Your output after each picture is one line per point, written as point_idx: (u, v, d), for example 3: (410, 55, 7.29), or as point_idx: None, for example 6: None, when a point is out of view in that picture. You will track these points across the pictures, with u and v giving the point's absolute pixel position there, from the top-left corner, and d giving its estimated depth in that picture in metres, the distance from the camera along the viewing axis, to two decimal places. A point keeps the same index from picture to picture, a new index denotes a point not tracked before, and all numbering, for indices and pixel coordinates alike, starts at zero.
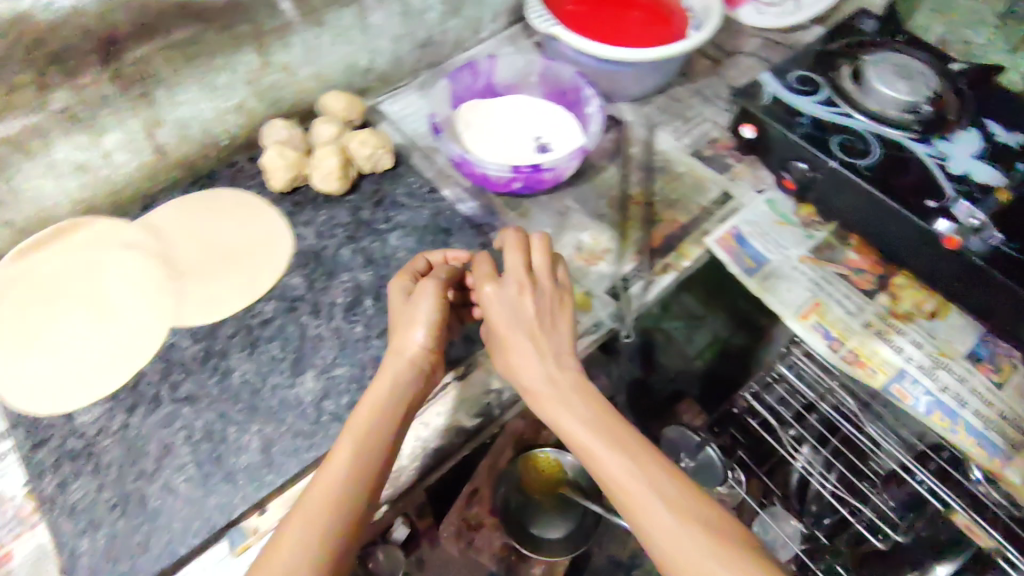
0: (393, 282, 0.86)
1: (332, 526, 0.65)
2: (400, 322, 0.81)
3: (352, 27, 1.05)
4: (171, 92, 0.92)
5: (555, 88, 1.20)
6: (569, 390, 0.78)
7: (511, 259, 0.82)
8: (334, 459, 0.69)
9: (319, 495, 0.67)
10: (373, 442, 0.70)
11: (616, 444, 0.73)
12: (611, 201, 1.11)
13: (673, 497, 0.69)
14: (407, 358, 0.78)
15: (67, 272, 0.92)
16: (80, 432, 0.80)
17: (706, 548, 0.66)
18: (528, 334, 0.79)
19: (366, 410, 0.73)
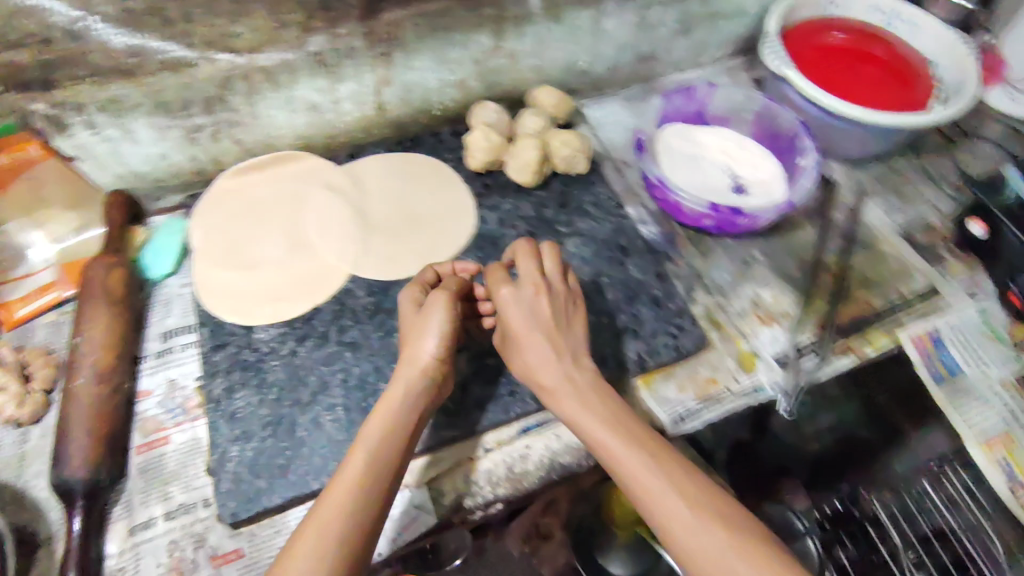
0: (404, 294, 0.80)
1: (346, 535, 0.61)
2: (408, 333, 0.75)
3: (584, 28, 1.05)
4: (408, 56, 0.96)
5: (768, 131, 1.13)
6: (582, 389, 0.73)
7: (526, 266, 0.78)
8: (342, 472, 0.65)
9: (333, 505, 0.62)
10: (383, 457, 0.66)
11: (629, 442, 0.68)
12: (800, 264, 1.03)
13: (694, 493, 0.65)
14: (415, 368, 0.72)
15: (274, 197, 0.99)
16: (254, 346, 0.86)
17: (732, 548, 0.61)
18: (545, 335, 0.75)
19: (380, 422, 0.68)
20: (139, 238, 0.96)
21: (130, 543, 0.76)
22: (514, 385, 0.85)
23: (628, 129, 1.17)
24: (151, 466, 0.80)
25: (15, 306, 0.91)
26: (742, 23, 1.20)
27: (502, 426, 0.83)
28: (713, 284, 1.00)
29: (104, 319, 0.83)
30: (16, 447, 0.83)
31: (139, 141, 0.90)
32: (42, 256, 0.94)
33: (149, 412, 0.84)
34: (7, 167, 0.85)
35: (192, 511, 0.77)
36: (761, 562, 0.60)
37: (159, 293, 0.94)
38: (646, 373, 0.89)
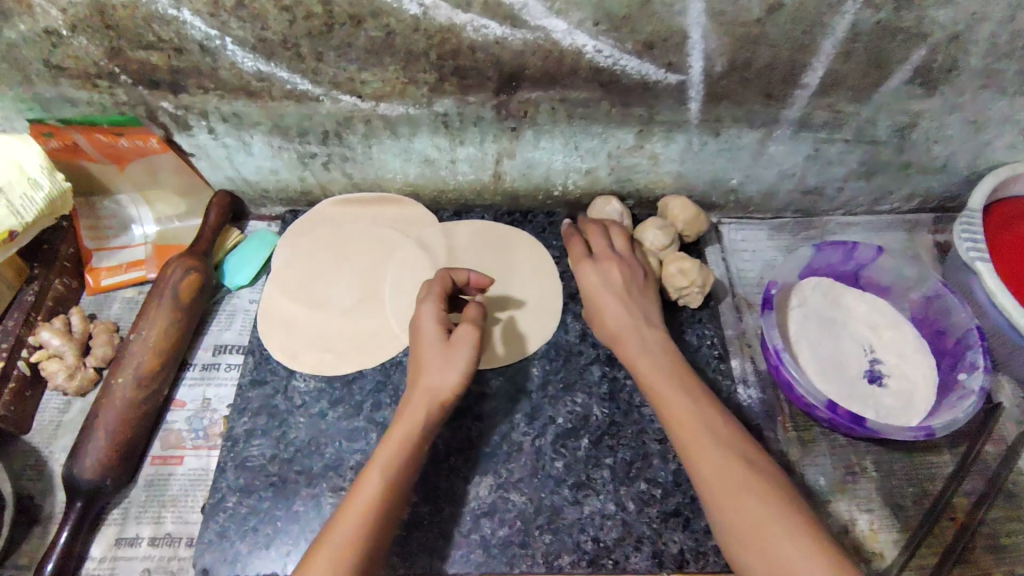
0: (424, 311, 0.75)
1: (364, 553, 0.60)
2: (430, 357, 0.71)
3: (746, 148, 0.92)
4: (537, 135, 0.88)
5: (933, 324, 0.94)
6: (650, 346, 0.76)
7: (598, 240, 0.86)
8: (363, 487, 0.64)
9: (355, 510, 0.62)
10: (400, 474, 0.65)
11: (689, 398, 0.71)
12: (920, 497, 0.85)
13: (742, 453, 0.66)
14: (444, 394, 0.70)
15: (366, 239, 0.95)
16: (288, 394, 0.83)
17: (783, 514, 0.60)
18: (616, 295, 0.80)
19: (403, 433, 0.68)
20: (229, 241, 0.96)
21: (112, 554, 0.76)
22: (529, 537, 0.75)
23: (764, 264, 1.02)
24: (156, 483, 0.80)
25: (102, 274, 0.95)
26: (942, 180, 1.01)
27: (504, 575, 0.74)
28: (803, 485, 0.85)
29: (163, 322, 0.83)
30: (57, 415, 0.86)
31: (253, 154, 0.90)
32: (144, 232, 0.98)
33: (175, 425, 0.84)
34: (130, 151, 0.88)
35: (174, 545, 0.76)
36: (778, 511, 0.60)
37: (228, 303, 0.93)
38: (685, 574, 0.75)
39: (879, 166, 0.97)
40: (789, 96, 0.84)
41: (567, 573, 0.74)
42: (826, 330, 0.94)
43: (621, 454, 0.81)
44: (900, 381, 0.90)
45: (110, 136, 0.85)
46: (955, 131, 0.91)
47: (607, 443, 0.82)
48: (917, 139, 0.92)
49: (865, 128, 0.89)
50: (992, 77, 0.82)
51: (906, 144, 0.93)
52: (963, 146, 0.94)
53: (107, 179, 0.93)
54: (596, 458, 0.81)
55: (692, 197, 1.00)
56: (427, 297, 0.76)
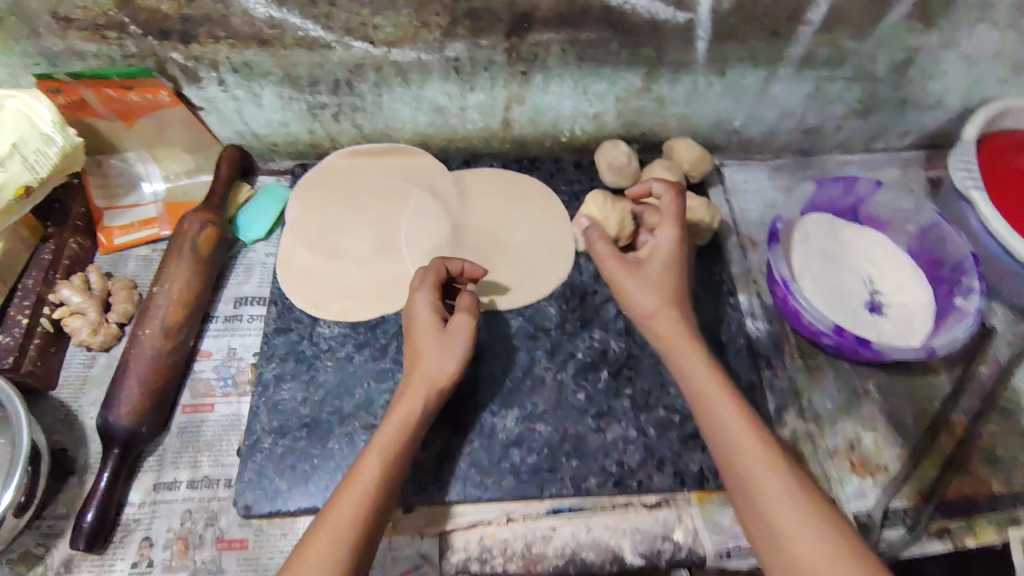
0: (417, 297, 0.77)
1: (363, 534, 0.62)
2: (426, 347, 0.74)
3: (750, 88, 0.94)
4: (547, 80, 0.89)
5: (929, 252, 0.97)
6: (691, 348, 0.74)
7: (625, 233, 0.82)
8: (362, 468, 0.66)
9: (355, 494, 0.64)
10: (398, 459, 0.67)
11: (731, 404, 0.69)
12: (920, 415, 0.90)
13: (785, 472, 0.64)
14: (440, 378, 0.73)
15: (377, 190, 0.96)
16: (314, 340, 0.85)
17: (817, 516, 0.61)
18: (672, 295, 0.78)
19: (401, 419, 0.70)
20: (241, 196, 0.96)
21: (152, 498, 0.78)
22: (557, 464, 0.79)
23: (765, 203, 1.05)
24: (189, 429, 0.82)
25: (116, 233, 0.95)
26: (936, 116, 1.04)
27: (535, 499, 0.78)
28: (811, 409, 0.89)
29: (185, 275, 0.84)
30: (83, 370, 0.87)
31: (263, 106, 0.90)
32: (153, 189, 0.98)
33: (203, 374, 0.85)
34: (139, 106, 0.87)
35: (213, 487, 0.79)
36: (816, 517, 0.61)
37: (244, 256, 0.94)
38: (704, 490, 0.80)
39: (877, 104, 1.00)
40: (793, 33, 0.86)
41: (595, 494, 0.78)
42: (827, 263, 0.97)
43: (640, 385, 0.84)
44: (898, 309, 0.94)
45: (120, 90, 0.84)
46: (951, 66, 0.94)
47: (625, 374, 0.85)
48: (914, 74, 0.95)
49: (865, 64, 0.92)
50: (986, 10, 0.86)
51: (903, 79, 0.96)
52: (958, 81, 0.97)
53: (115, 136, 0.92)
54: (616, 389, 0.84)
55: (697, 139, 1.02)
56: (421, 285, 0.78)
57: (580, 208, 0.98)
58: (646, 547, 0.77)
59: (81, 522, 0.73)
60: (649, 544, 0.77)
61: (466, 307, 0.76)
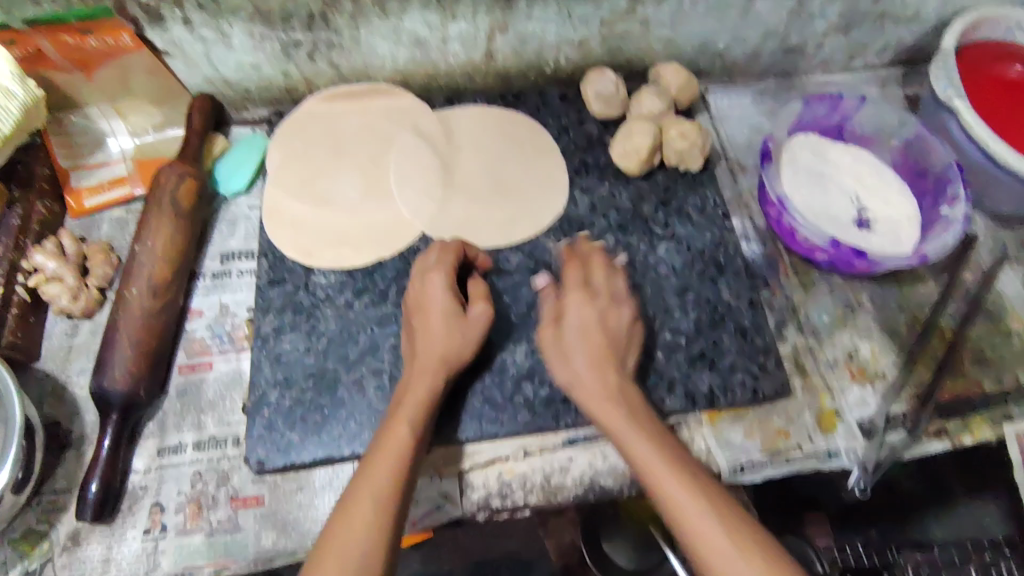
0: (431, 281, 0.74)
1: (398, 511, 0.62)
2: (441, 334, 0.72)
3: (735, 6, 0.93)
4: (531, 5, 0.86)
5: (913, 166, 0.99)
6: (613, 406, 0.69)
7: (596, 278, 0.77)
8: (392, 442, 0.65)
9: (386, 468, 0.63)
10: (422, 436, 0.67)
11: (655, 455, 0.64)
12: (913, 322, 0.92)
13: (725, 509, 0.60)
14: (457, 359, 0.72)
15: (360, 133, 0.92)
16: (311, 290, 0.82)
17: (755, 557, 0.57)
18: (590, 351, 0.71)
19: (421, 399, 0.69)
20: (216, 147, 0.91)
21: (158, 463, 0.76)
22: (571, 395, 0.79)
23: (751, 127, 1.05)
24: (189, 391, 0.79)
25: (85, 195, 0.89)
26: (914, 29, 1.05)
27: (551, 432, 0.79)
28: (809, 324, 0.90)
29: (169, 231, 0.80)
30: (66, 339, 0.83)
31: (232, 47, 0.85)
32: (120, 146, 0.92)
33: (197, 333, 0.82)
34: (100, 53, 0.81)
35: (221, 446, 0.77)
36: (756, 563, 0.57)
37: (226, 211, 0.90)
38: (715, 410, 0.82)
39: (858, 19, 1.00)
40: None
41: None
42: (816, 181, 0.98)
43: (643, 311, 0.85)
44: (887, 222, 0.96)
45: (78, 36, 0.78)
46: None
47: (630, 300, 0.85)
48: None
49: None
50: None
51: None
52: None
53: (74, 90, 0.86)
54: None
55: (681, 64, 1.01)
56: (440, 264, 0.76)
57: (569, 140, 0.96)
58: None
59: (85, 493, 0.71)
60: None
61: (482, 291, 0.76)
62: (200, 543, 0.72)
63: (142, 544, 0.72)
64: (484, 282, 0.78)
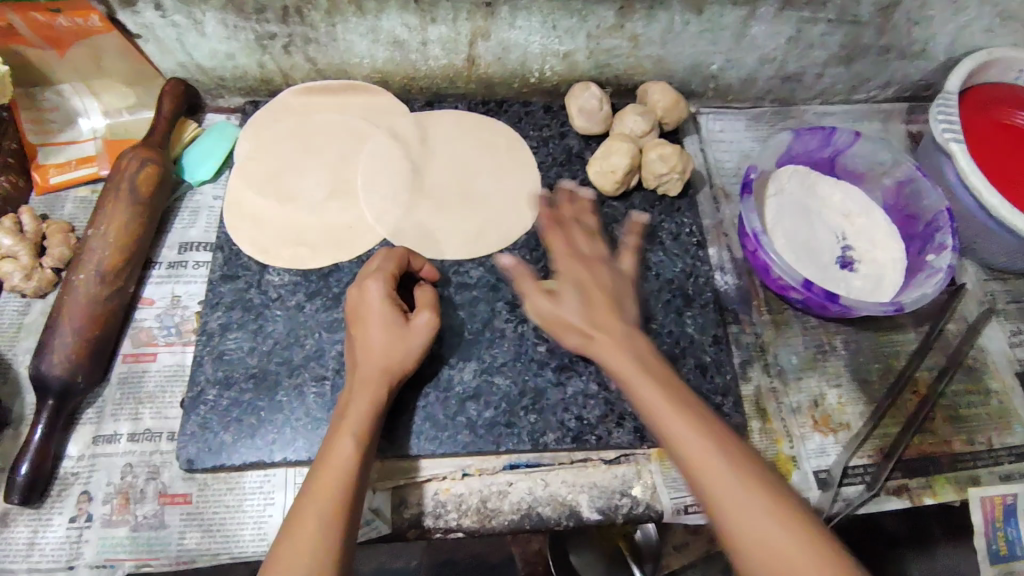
0: (370, 289, 0.73)
1: (346, 526, 0.59)
2: (381, 345, 0.70)
3: (729, 29, 0.89)
4: (513, 13, 0.84)
5: (904, 208, 0.95)
6: (608, 334, 0.70)
7: (568, 240, 0.81)
8: (335, 456, 0.63)
9: (328, 488, 0.60)
10: (368, 448, 0.65)
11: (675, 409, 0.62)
12: (886, 372, 0.88)
13: (778, 499, 0.55)
14: (399, 368, 0.70)
15: (333, 130, 0.90)
16: (262, 288, 0.81)
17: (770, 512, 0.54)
18: (581, 300, 0.73)
19: (365, 410, 0.67)
20: (186, 134, 0.90)
21: (91, 451, 0.75)
22: (515, 419, 0.77)
23: (740, 154, 1.02)
24: (130, 380, 0.78)
25: (51, 172, 0.89)
26: (919, 66, 1.00)
27: (492, 455, 0.77)
28: (776, 364, 0.87)
29: (126, 219, 0.79)
30: (17, 317, 0.82)
31: (205, 34, 0.84)
32: (91, 126, 0.92)
33: (145, 322, 0.81)
34: (70, 32, 0.80)
35: (155, 440, 0.76)
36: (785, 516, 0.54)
37: (190, 199, 0.89)
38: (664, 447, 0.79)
39: (858, 51, 0.96)
40: None
41: (552, 450, 0.76)
42: (800, 216, 0.94)
43: None
44: (870, 265, 0.92)
45: (47, 14, 0.77)
46: (936, 10, 0.90)
47: None
48: (898, 18, 0.91)
49: (848, 6, 0.87)
50: None
51: (888, 24, 0.91)
52: (943, 28, 0.93)
53: (46, 66, 0.85)
54: None
55: (672, 84, 0.98)
56: (378, 273, 0.74)
57: (547, 154, 0.94)
58: (602, 503, 0.76)
59: (14, 476, 0.70)
60: (606, 499, 0.77)
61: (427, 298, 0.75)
62: (123, 536, 0.71)
63: (66, 531, 0.71)
64: (432, 290, 0.77)
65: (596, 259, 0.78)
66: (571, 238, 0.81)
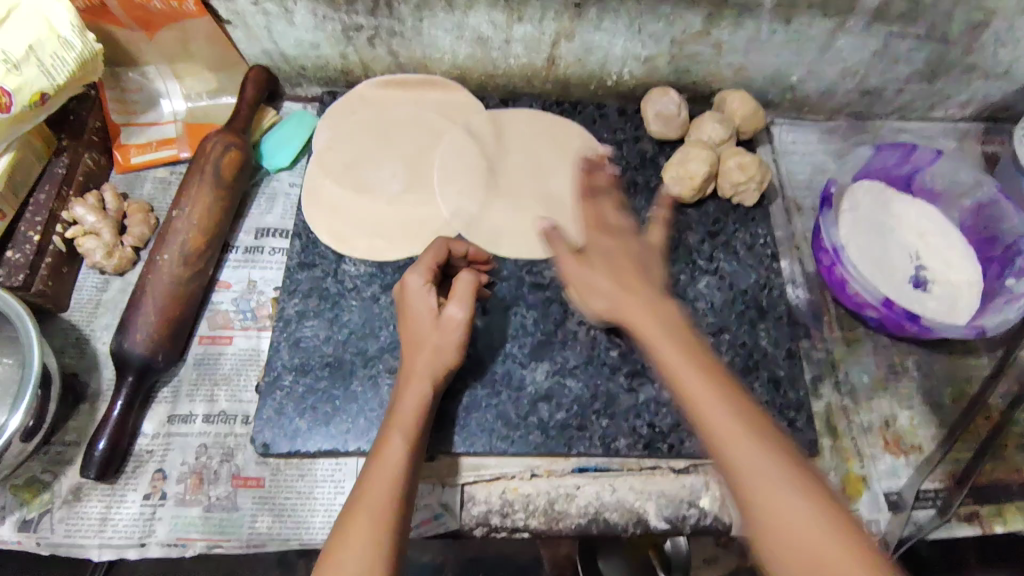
0: (410, 282, 0.72)
1: (400, 521, 0.59)
2: (427, 341, 0.70)
3: (814, 41, 0.88)
4: (601, 14, 0.83)
5: (984, 231, 0.93)
6: (641, 295, 0.65)
7: (586, 226, 0.74)
8: (386, 452, 0.63)
9: (381, 482, 0.60)
10: (417, 444, 0.65)
11: (694, 375, 0.57)
12: (958, 397, 0.87)
13: (828, 500, 0.51)
14: (444, 363, 0.69)
15: (410, 123, 0.91)
16: (339, 277, 0.82)
17: (775, 463, 0.52)
18: (610, 279, 0.67)
19: (415, 405, 0.66)
20: (265, 121, 0.91)
21: (166, 430, 0.76)
22: (586, 422, 0.76)
23: (813, 167, 1.00)
24: (206, 361, 0.79)
25: (132, 151, 0.90)
26: (1002, 86, 0.98)
27: (562, 457, 0.76)
28: (847, 382, 0.86)
29: (204, 200, 0.79)
30: (95, 293, 0.83)
31: (294, 23, 0.84)
32: (173, 108, 0.93)
33: (221, 305, 0.83)
34: (162, 14, 0.81)
35: (230, 423, 0.77)
36: (783, 464, 0.52)
37: (267, 185, 0.90)
38: None
39: (943, 69, 0.94)
40: None
41: (622, 456, 0.76)
42: (877, 231, 0.92)
43: None
44: (945, 286, 0.90)
45: None
46: None
47: None
48: (988, 38, 0.89)
49: (940, 23, 0.86)
50: None
51: (977, 43, 0.90)
52: None
53: (135, 47, 0.86)
54: None
55: (750, 93, 0.97)
56: (415, 267, 0.73)
57: (621, 157, 0.93)
58: (671, 512, 0.76)
59: (92, 450, 0.71)
60: (674, 509, 0.76)
61: (466, 285, 0.71)
62: (196, 516, 0.72)
63: (141, 508, 0.72)
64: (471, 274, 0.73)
65: (619, 229, 0.73)
66: (574, 240, 0.74)
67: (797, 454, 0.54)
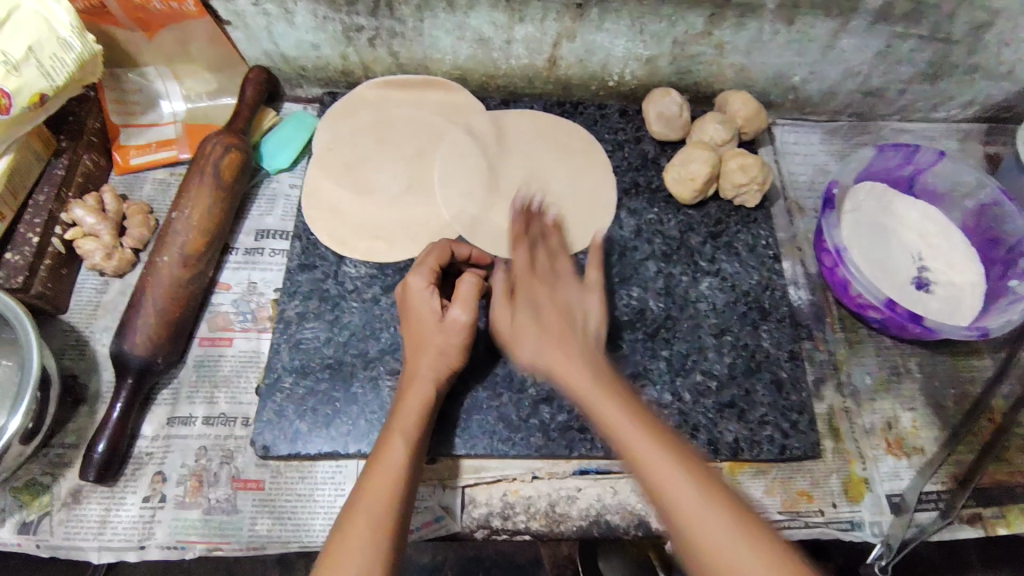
0: (413, 282, 0.71)
1: (399, 524, 0.59)
2: (431, 343, 0.69)
3: (817, 42, 0.88)
4: (602, 15, 0.83)
5: (987, 232, 0.93)
6: (561, 334, 0.65)
7: (522, 254, 0.73)
8: (386, 454, 0.62)
9: (381, 484, 0.60)
10: (419, 447, 0.64)
11: (608, 403, 0.59)
12: (962, 399, 0.86)
13: (757, 526, 0.50)
14: (446, 366, 0.69)
15: (411, 125, 0.90)
16: (339, 279, 0.81)
17: (708, 500, 0.51)
18: (538, 331, 0.65)
19: (416, 407, 0.66)
20: (265, 122, 0.91)
21: (165, 432, 0.75)
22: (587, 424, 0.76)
23: (815, 168, 1.00)
24: (206, 363, 0.79)
25: (132, 152, 0.89)
26: (1004, 87, 0.98)
27: (564, 459, 0.76)
28: (850, 384, 0.86)
29: (205, 202, 0.79)
30: (95, 295, 0.83)
31: (294, 24, 0.84)
32: (173, 109, 0.92)
33: (222, 307, 0.82)
34: (162, 15, 0.80)
35: (230, 425, 0.76)
36: (721, 505, 0.50)
37: (268, 186, 0.90)
38: (735, 462, 0.79)
39: (946, 69, 0.94)
40: None
41: None
42: (879, 232, 0.92)
43: (677, 347, 0.82)
44: (948, 288, 0.89)
45: None
46: None
47: (662, 337, 0.82)
48: (991, 39, 0.89)
49: (943, 24, 0.86)
50: None
51: (980, 43, 0.89)
52: None
53: (134, 48, 0.86)
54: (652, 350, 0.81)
55: (752, 93, 0.97)
56: (418, 268, 0.72)
57: (623, 158, 0.93)
58: None
59: (91, 453, 0.70)
60: None
61: (467, 287, 0.70)
62: (196, 519, 0.71)
63: (140, 510, 0.72)
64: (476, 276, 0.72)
65: (553, 276, 0.71)
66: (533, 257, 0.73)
67: (722, 481, 0.53)
